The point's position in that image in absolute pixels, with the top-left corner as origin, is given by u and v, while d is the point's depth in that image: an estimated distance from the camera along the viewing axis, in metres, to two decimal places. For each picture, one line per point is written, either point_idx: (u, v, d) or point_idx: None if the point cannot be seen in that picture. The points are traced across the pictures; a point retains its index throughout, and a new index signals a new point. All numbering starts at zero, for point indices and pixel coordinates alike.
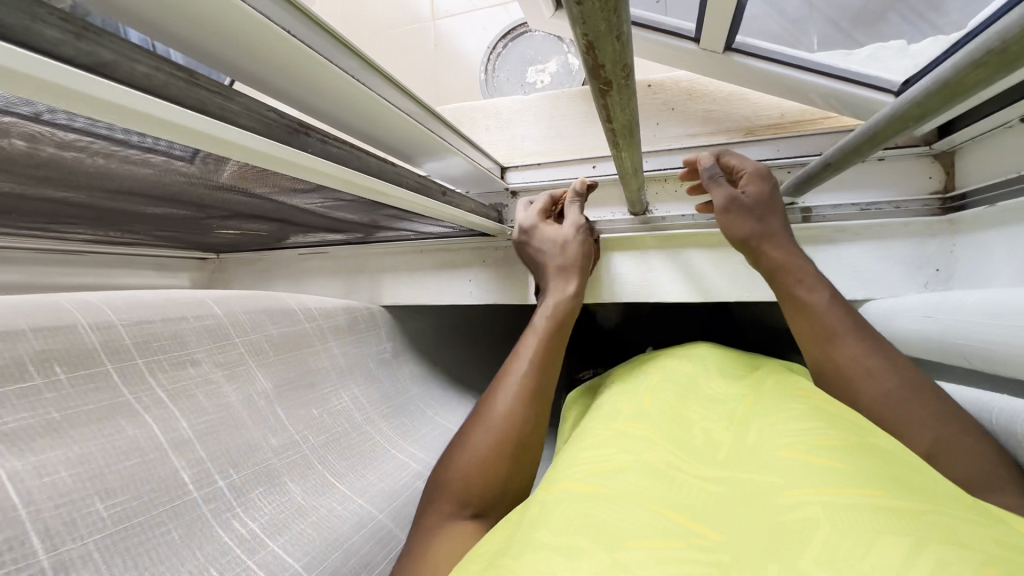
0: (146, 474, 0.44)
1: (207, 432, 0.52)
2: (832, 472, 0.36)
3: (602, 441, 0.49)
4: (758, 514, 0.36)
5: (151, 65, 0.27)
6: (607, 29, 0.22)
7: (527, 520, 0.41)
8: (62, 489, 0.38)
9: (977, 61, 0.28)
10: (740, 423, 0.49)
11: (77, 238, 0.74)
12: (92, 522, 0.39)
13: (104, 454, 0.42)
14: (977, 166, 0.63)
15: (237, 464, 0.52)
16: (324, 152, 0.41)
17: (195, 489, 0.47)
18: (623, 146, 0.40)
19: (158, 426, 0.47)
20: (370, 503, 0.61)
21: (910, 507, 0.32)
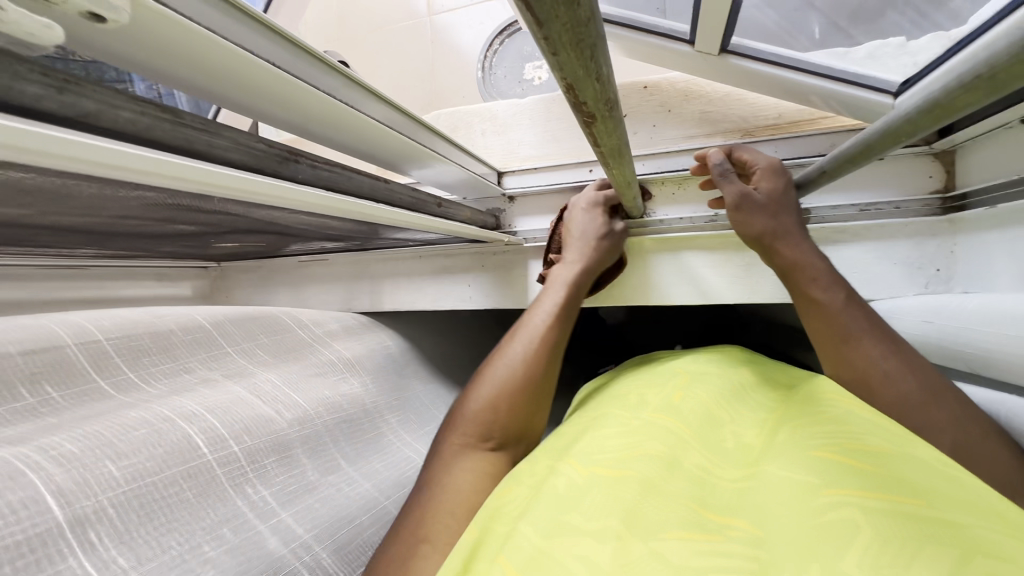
0: (157, 439, 0.45)
1: (218, 409, 0.52)
2: (871, 474, 0.36)
3: (631, 428, 0.49)
4: (795, 509, 0.36)
5: (135, 109, 0.27)
6: (584, 74, 0.22)
7: (555, 499, 0.41)
8: (70, 458, 0.39)
9: (966, 84, 0.28)
10: (770, 414, 0.49)
11: (77, 254, 0.74)
12: (104, 482, 0.39)
13: (113, 431, 0.43)
14: (978, 166, 0.63)
15: (251, 430, 0.52)
16: (314, 177, 0.41)
17: (210, 456, 0.47)
18: (613, 165, 0.40)
19: (173, 412, 0.49)
20: (377, 487, 0.59)
21: (950, 518, 0.32)
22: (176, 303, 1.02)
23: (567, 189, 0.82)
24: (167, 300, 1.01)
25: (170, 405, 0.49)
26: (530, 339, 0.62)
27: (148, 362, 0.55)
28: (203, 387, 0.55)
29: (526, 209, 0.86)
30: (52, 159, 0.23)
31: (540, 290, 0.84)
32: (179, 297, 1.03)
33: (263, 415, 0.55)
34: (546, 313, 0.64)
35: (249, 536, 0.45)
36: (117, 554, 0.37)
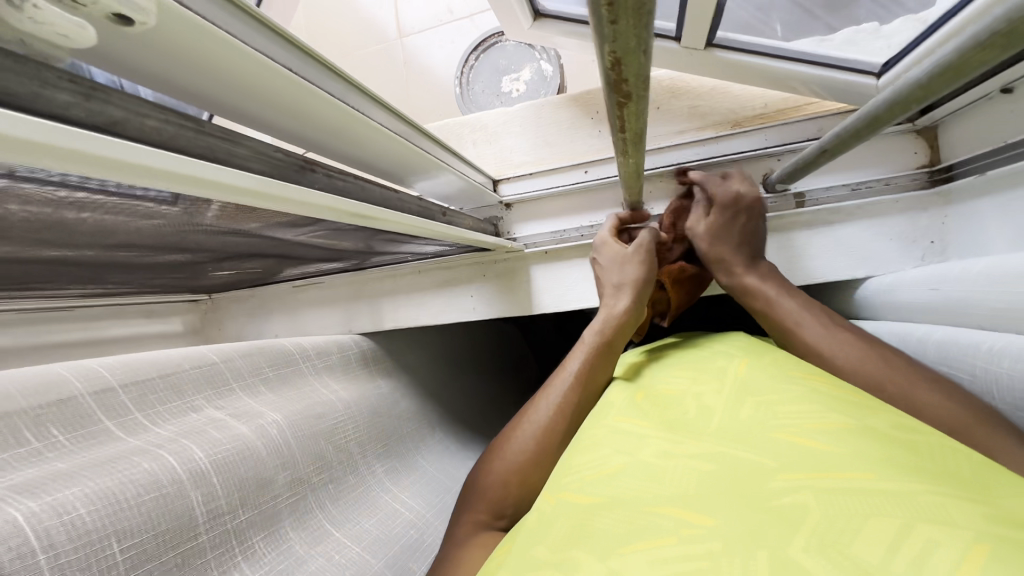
0: (164, 508, 0.43)
1: (222, 462, 0.50)
2: (821, 455, 0.37)
3: (596, 438, 0.49)
4: (747, 494, 0.36)
5: (160, 118, 0.26)
6: (635, 45, 0.22)
7: (528, 537, 0.41)
8: (80, 529, 0.37)
9: (982, 43, 0.29)
10: (728, 390, 0.49)
11: (65, 293, 0.71)
12: (107, 568, 0.38)
13: (114, 481, 0.41)
14: (960, 138, 0.65)
15: (246, 500, 0.50)
16: (330, 185, 0.40)
17: (203, 531, 0.45)
18: (631, 153, 0.40)
19: (177, 463, 0.46)
20: (372, 551, 0.58)
21: (894, 488, 0.32)
22: (166, 341, 0.99)
23: (563, 192, 0.83)
24: (158, 338, 0.97)
25: (170, 450, 0.47)
26: (548, 407, 0.62)
27: (152, 404, 0.52)
28: (212, 433, 0.52)
29: (524, 215, 0.86)
30: (84, 165, 0.22)
31: (546, 295, 0.84)
32: (170, 333, 0.99)
33: (258, 460, 0.53)
34: (569, 376, 0.63)
35: None
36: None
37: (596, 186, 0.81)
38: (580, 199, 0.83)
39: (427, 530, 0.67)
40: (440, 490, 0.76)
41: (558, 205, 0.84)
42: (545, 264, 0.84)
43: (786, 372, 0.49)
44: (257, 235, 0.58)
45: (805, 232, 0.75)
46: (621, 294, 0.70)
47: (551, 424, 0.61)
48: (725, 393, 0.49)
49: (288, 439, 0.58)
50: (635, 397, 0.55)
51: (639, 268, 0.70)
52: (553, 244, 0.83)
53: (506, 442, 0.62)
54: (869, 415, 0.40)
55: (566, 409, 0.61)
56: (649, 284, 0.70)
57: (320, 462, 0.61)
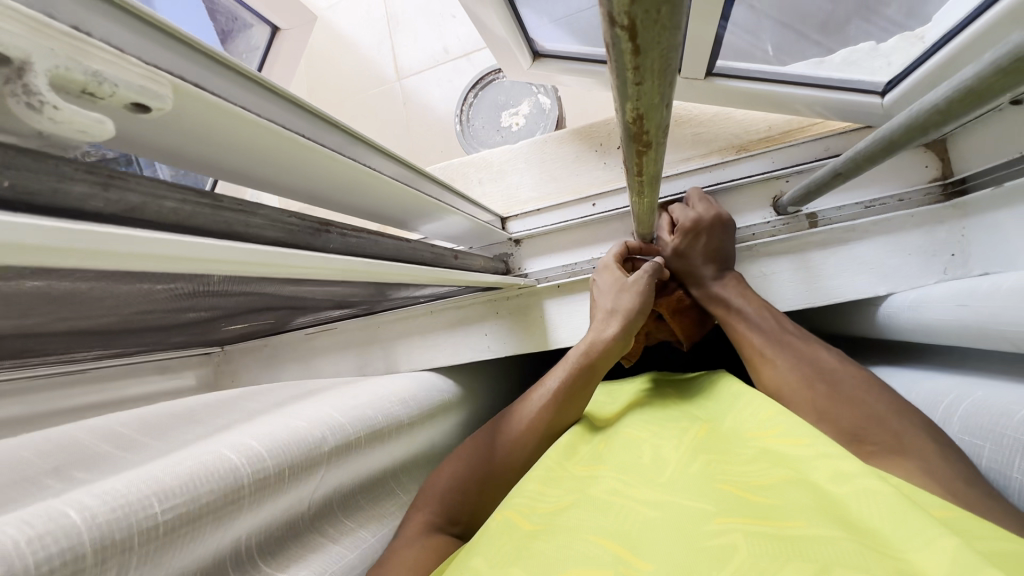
0: (213, 479, 0.36)
1: (278, 447, 0.43)
2: (757, 505, 0.36)
3: (556, 478, 0.50)
4: (683, 537, 0.35)
5: (177, 198, 0.26)
6: (658, 101, 0.21)
7: (471, 552, 0.43)
8: (119, 496, 0.31)
9: (1002, 69, 0.28)
10: (687, 442, 0.48)
11: (79, 357, 0.71)
12: (144, 535, 0.31)
13: (170, 473, 0.35)
14: (972, 150, 0.64)
15: (295, 471, 0.43)
16: (344, 245, 0.40)
17: (246, 509, 0.39)
18: (645, 194, 0.40)
19: (234, 449, 0.40)
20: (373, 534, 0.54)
21: (824, 534, 0.31)
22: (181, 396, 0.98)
23: (572, 225, 0.82)
24: (172, 394, 0.96)
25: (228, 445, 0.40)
26: (519, 423, 0.64)
27: None
28: (277, 424, 0.47)
29: (534, 251, 0.85)
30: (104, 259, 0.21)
31: (560, 331, 0.83)
32: (184, 389, 0.98)
33: (314, 449, 0.46)
34: (546, 393, 0.64)
35: None
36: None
37: (604, 218, 0.81)
38: (589, 232, 0.82)
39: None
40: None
41: (567, 238, 0.84)
42: (556, 300, 0.83)
43: (746, 407, 0.51)
44: (270, 292, 0.57)
45: (820, 253, 0.74)
46: (612, 320, 0.68)
47: (525, 436, 0.62)
48: (684, 445, 0.48)
49: (349, 431, 0.52)
50: (601, 445, 0.55)
51: (636, 296, 0.68)
52: (565, 278, 0.83)
53: (479, 443, 0.62)
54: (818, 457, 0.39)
55: (535, 427, 0.62)
56: (643, 312, 0.68)
57: (371, 438, 0.55)
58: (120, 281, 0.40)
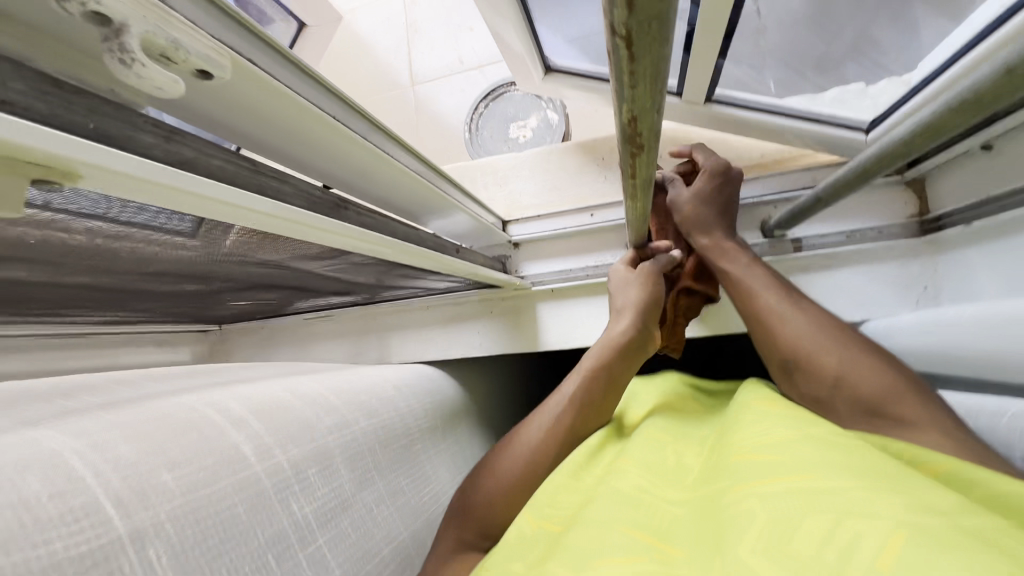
0: (209, 445, 0.39)
1: (263, 411, 0.46)
2: (771, 464, 0.37)
3: (582, 483, 0.52)
4: (716, 519, 0.36)
5: (222, 157, 0.29)
6: (650, 106, 0.25)
7: (505, 556, 0.44)
8: (125, 462, 0.34)
9: (954, 108, 0.32)
10: (708, 446, 0.51)
11: (83, 319, 0.73)
12: (160, 494, 0.34)
13: (171, 441, 0.38)
14: (947, 190, 0.69)
15: (294, 438, 0.47)
16: (359, 223, 0.43)
17: (256, 464, 0.41)
18: (639, 198, 0.44)
19: (221, 416, 0.43)
20: (402, 517, 0.57)
21: (835, 484, 0.32)
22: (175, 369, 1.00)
23: (569, 233, 0.86)
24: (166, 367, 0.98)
25: (208, 405, 0.44)
26: (540, 430, 0.64)
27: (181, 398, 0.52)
28: (252, 393, 0.49)
29: (532, 254, 0.89)
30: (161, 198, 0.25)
31: (550, 333, 0.86)
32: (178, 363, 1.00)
33: (317, 431, 0.49)
34: (562, 399, 0.66)
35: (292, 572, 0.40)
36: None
37: (600, 228, 0.85)
38: (586, 240, 0.86)
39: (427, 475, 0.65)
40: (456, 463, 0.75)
41: (565, 245, 0.87)
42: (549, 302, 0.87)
43: (758, 399, 0.53)
44: (280, 265, 0.60)
45: (802, 277, 0.78)
46: (622, 316, 0.71)
47: (547, 441, 0.63)
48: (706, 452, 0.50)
49: (333, 403, 0.55)
50: (625, 449, 0.57)
51: (644, 289, 0.72)
52: (559, 283, 0.86)
53: (498, 455, 0.64)
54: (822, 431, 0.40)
55: (558, 432, 0.63)
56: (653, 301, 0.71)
57: (367, 413, 0.59)
58: (146, 235, 0.43)
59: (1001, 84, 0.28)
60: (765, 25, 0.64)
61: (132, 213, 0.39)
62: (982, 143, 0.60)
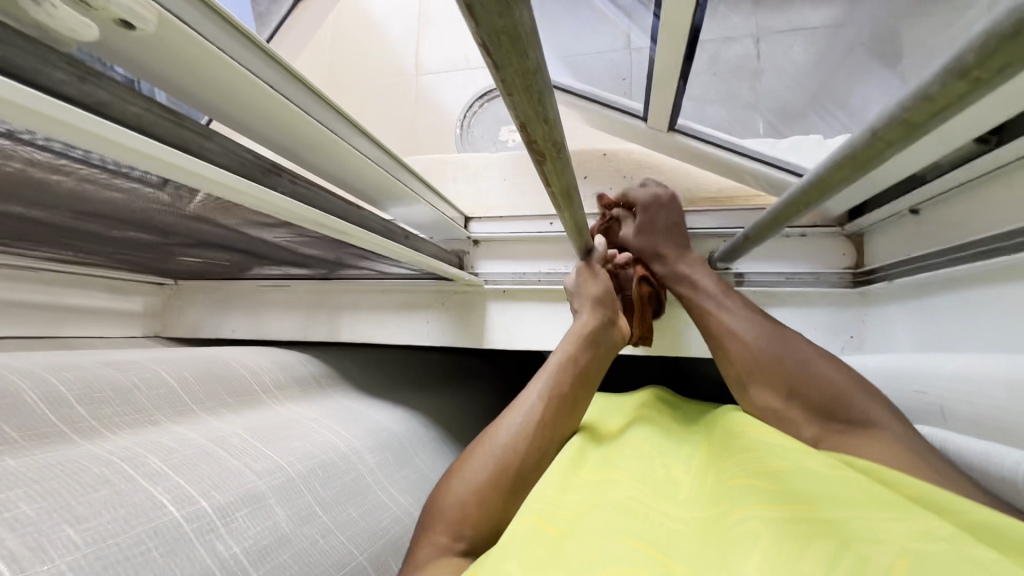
0: (118, 502, 0.43)
1: (176, 465, 0.51)
2: (769, 491, 0.40)
3: (569, 482, 0.51)
4: (714, 539, 0.38)
5: (142, 105, 0.31)
6: (535, 114, 0.27)
7: (496, 554, 0.42)
8: (23, 520, 0.38)
9: (838, 162, 0.35)
10: (696, 467, 0.53)
11: (32, 254, 0.74)
12: (62, 546, 0.37)
13: (78, 500, 0.42)
14: (880, 247, 0.72)
15: (219, 488, 0.50)
16: (294, 191, 0.45)
17: (176, 511, 0.45)
18: (564, 209, 0.46)
19: (125, 465, 0.48)
20: (354, 541, 0.57)
21: (832, 514, 0.35)
22: (125, 318, 1.00)
23: (529, 238, 0.89)
24: (116, 314, 0.98)
25: (122, 458, 0.49)
26: (514, 427, 0.61)
27: (106, 415, 0.56)
28: (168, 443, 0.55)
29: (490, 253, 0.91)
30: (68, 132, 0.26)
31: (496, 332, 0.88)
32: (128, 313, 1.01)
33: (244, 478, 0.53)
34: (536, 396, 0.64)
35: None
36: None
37: (557, 237, 0.87)
38: (543, 247, 0.89)
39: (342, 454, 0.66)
40: (391, 453, 0.75)
41: (522, 248, 0.90)
42: (499, 302, 0.89)
43: (737, 424, 0.56)
44: (235, 230, 0.62)
45: None
46: (583, 311, 0.75)
47: (527, 432, 0.60)
48: (693, 470, 0.53)
49: (249, 443, 0.60)
50: (606, 453, 0.58)
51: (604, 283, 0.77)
52: (511, 285, 0.88)
53: (469, 452, 0.60)
54: (804, 461, 0.44)
55: (532, 427, 0.61)
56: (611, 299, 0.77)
57: (303, 456, 0.62)
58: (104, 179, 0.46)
59: (866, 145, 0.31)
60: (761, 67, 0.77)
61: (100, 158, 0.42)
62: (911, 207, 0.64)
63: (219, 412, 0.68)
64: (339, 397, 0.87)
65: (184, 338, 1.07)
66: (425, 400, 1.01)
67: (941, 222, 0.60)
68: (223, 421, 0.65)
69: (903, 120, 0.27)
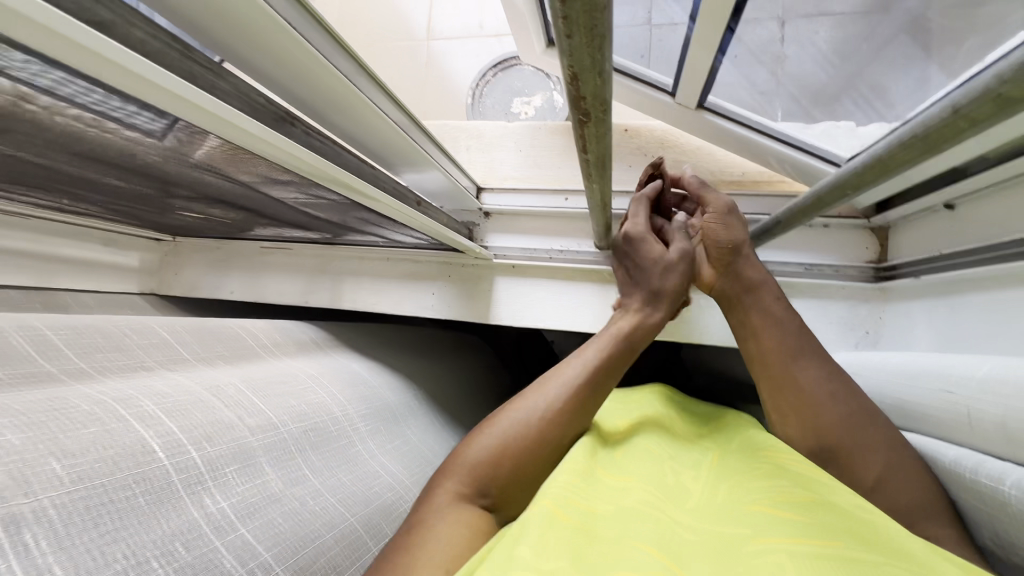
0: (108, 440, 0.41)
1: (172, 409, 0.49)
2: (794, 526, 0.38)
3: (578, 469, 0.49)
4: (728, 559, 0.36)
5: (148, 32, 0.28)
6: (589, 64, 0.24)
7: (510, 540, 0.40)
8: (9, 448, 0.36)
9: (905, 143, 0.32)
10: (706, 473, 0.51)
11: (21, 200, 0.71)
12: (46, 479, 0.36)
13: (66, 433, 0.40)
14: (906, 243, 0.70)
15: (211, 438, 0.48)
16: (307, 142, 0.42)
17: (165, 459, 0.43)
18: (595, 178, 0.43)
19: (116, 404, 0.46)
20: (343, 503, 0.55)
21: (864, 558, 0.34)
22: (119, 272, 0.97)
23: (542, 212, 0.86)
24: (110, 267, 0.96)
25: (116, 399, 0.47)
26: (494, 437, 0.55)
27: (97, 359, 0.55)
28: (164, 389, 0.52)
29: (500, 226, 0.88)
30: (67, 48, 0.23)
31: (502, 307, 0.86)
32: (123, 266, 0.98)
33: (237, 432, 0.51)
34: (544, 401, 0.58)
35: (203, 554, 0.40)
36: (54, 563, 0.33)
37: (572, 214, 0.84)
38: (556, 223, 0.86)
39: (338, 420, 0.65)
40: (382, 426, 0.73)
41: (533, 224, 0.87)
42: (508, 276, 0.87)
43: (748, 446, 0.53)
44: (250, 186, 0.60)
45: None
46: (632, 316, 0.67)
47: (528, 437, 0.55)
48: (702, 478, 0.51)
49: (247, 394, 0.58)
50: (615, 454, 0.56)
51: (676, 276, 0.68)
52: (521, 259, 0.86)
53: (464, 446, 0.56)
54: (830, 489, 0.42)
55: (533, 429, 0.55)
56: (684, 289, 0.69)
57: (297, 414, 0.60)
58: (96, 121, 0.43)
59: (947, 126, 0.28)
60: (785, 53, 0.68)
61: (82, 95, 0.38)
62: (945, 202, 0.62)
63: (218, 364, 0.66)
64: (343, 360, 0.85)
65: (181, 296, 1.05)
66: (424, 373, 0.99)
67: (975, 220, 0.57)
68: (221, 371, 0.63)
69: (998, 95, 0.24)
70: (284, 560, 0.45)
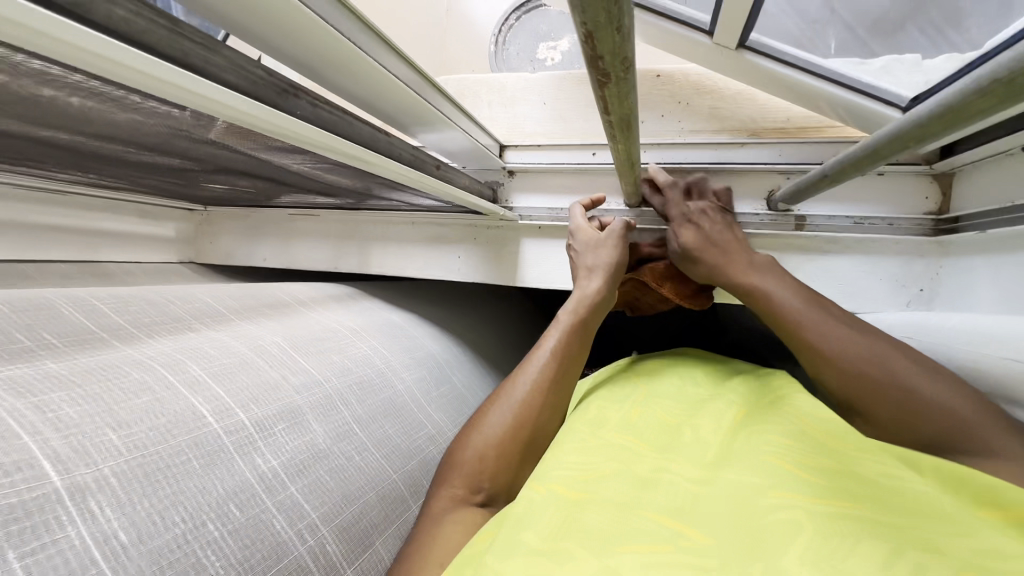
0: (159, 408, 0.43)
1: (219, 372, 0.51)
2: (811, 481, 0.37)
3: (589, 442, 0.49)
4: (739, 513, 0.36)
5: (130, 8, 0.27)
6: (606, 19, 0.21)
7: (514, 519, 0.40)
8: (67, 423, 0.38)
9: (984, 88, 0.27)
10: (723, 423, 0.49)
11: (59, 178, 0.73)
12: (104, 451, 0.38)
13: (120, 404, 0.42)
14: (973, 191, 0.63)
15: (256, 400, 0.50)
16: (314, 115, 0.40)
17: (216, 423, 0.45)
18: (619, 138, 0.39)
19: (164, 368, 0.48)
20: (387, 460, 0.57)
21: (883, 518, 0.33)
22: (156, 243, 1.00)
23: (568, 169, 0.81)
24: (149, 239, 0.99)
25: (165, 364, 0.49)
26: (480, 436, 0.58)
27: (145, 323, 0.57)
28: (208, 350, 0.54)
29: (524, 186, 0.85)
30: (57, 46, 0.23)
31: (529, 270, 0.85)
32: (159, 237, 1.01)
33: (282, 392, 0.53)
34: (516, 397, 0.60)
35: (256, 515, 0.42)
36: (119, 528, 0.35)
37: (599, 170, 0.79)
38: (583, 180, 0.82)
39: (382, 372, 0.67)
40: (422, 366, 0.75)
41: (560, 182, 0.83)
42: (534, 238, 0.84)
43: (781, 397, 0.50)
44: (252, 156, 0.59)
45: (798, 257, 0.74)
46: (595, 275, 0.69)
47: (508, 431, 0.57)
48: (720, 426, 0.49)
49: (287, 354, 0.59)
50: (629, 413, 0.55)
51: (614, 252, 0.69)
52: (547, 221, 0.83)
53: (456, 444, 0.59)
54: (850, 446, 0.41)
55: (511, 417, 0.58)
56: (622, 264, 0.70)
57: (339, 369, 0.62)
58: (107, 104, 0.42)
59: None
60: None
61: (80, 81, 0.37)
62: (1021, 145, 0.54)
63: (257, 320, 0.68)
64: (377, 311, 0.86)
65: (219, 264, 1.08)
66: (458, 324, 1.00)
67: None
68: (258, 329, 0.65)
69: None
70: (330, 513, 0.47)
